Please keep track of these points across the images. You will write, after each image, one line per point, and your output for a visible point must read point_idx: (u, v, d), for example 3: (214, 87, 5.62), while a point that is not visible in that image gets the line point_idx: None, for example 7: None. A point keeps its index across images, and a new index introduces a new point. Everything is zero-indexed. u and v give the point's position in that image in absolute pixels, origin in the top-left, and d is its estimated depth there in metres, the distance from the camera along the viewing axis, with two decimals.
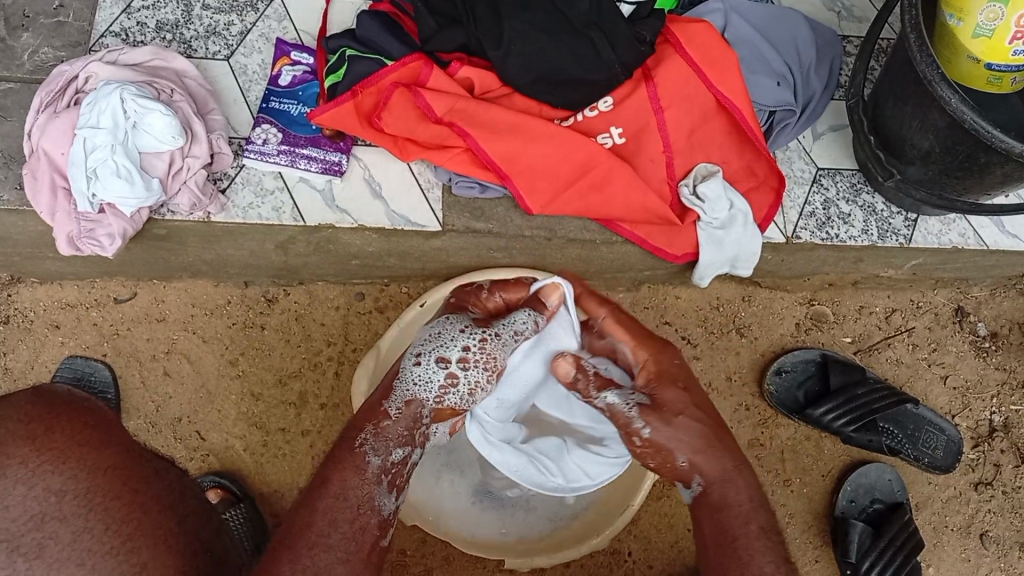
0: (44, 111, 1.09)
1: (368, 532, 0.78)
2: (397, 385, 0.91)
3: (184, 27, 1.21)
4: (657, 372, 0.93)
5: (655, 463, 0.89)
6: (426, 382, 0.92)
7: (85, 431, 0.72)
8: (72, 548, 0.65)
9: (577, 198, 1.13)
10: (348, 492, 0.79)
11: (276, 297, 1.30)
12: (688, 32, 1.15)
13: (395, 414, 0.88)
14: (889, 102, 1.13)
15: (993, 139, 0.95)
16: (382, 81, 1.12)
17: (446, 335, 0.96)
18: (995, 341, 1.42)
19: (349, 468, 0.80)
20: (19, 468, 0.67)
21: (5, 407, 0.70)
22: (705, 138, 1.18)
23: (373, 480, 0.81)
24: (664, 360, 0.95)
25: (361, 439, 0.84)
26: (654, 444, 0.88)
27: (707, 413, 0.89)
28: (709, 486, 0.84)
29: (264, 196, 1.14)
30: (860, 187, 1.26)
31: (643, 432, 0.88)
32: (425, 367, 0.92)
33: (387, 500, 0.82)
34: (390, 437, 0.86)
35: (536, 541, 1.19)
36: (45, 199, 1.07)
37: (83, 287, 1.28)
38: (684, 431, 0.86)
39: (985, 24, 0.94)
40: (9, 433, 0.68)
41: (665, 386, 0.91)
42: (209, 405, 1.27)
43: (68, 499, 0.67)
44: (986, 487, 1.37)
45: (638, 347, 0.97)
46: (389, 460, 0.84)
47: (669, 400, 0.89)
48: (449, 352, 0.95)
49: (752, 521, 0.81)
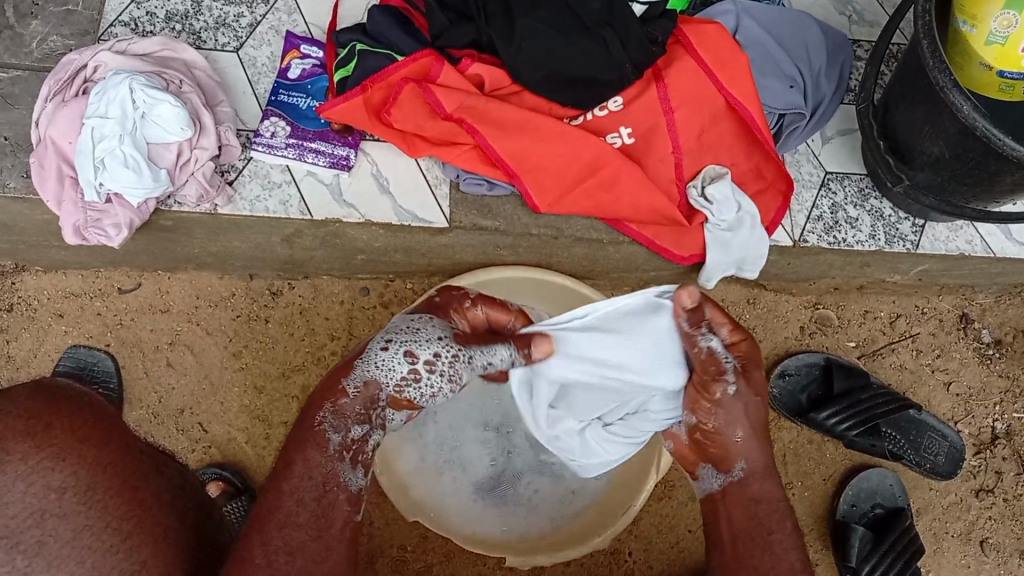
0: (52, 99, 1.09)
1: (337, 510, 0.84)
2: (359, 364, 0.90)
3: (193, 18, 1.20)
4: (749, 361, 0.96)
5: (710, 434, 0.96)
6: (389, 371, 0.90)
7: (85, 427, 0.71)
8: (71, 546, 0.65)
9: (585, 197, 1.13)
10: (312, 468, 0.84)
11: (281, 290, 1.30)
12: (700, 33, 1.15)
13: (353, 393, 0.88)
14: (900, 107, 1.12)
15: (1004, 147, 0.94)
16: (392, 76, 1.11)
17: (423, 334, 0.92)
18: (999, 349, 1.41)
19: (310, 445, 0.85)
20: (19, 465, 0.65)
21: (4, 402, 0.68)
22: (715, 140, 1.17)
23: (334, 456, 0.85)
24: (756, 352, 0.96)
25: (320, 416, 0.87)
26: (728, 421, 0.94)
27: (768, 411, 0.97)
28: (748, 478, 0.95)
29: (271, 189, 1.14)
30: (868, 191, 1.26)
31: (726, 400, 0.94)
32: (392, 355, 0.90)
33: (352, 474, 0.87)
34: (350, 417, 0.88)
35: (537, 540, 1.19)
36: (52, 186, 1.06)
37: (87, 276, 1.27)
38: (756, 420, 0.95)
39: (998, 31, 0.94)
40: (9, 429, 0.66)
41: (751, 372, 0.95)
42: (212, 397, 1.27)
43: (68, 496, 0.66)
44: (987, 494, 1.37)
45: (739, 330, 0.95)
46: (348, 436, 0.87)
47: (755, 382, 0.95)
48: (419, 350, 0.91)
49: (786, 518, 0.93)
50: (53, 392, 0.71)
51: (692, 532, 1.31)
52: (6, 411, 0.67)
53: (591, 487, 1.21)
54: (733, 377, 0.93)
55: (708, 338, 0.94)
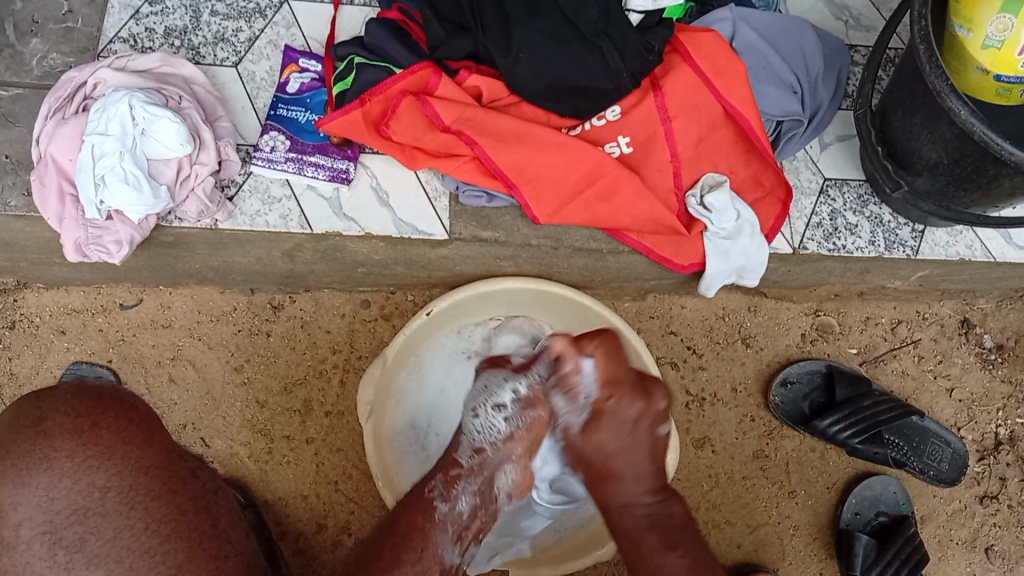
0: (52, 117, 1.09)
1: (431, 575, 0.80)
2: (463, 439, 0.93)
3: (192, 33, 1.21)
4: (604, 411, 0.91)
5: (585, 463, 0.94)
6: (488, 431, 0.92)
7: (131, 427, 0.71)
8: (112, 545, 0.65)
9: (584, 207, 1.13)
10: (415, 530, 0.83)
11: (282, 304, 1.30)
12: (696, 42, 1.16)
13: (469, 465, 0.91)
14: (897, 113, 1.13)
15: (1002, 151, 0.94)
16: (390, 89, 1.12)
17: (491, 382, 0.97)
18: (1001, 354, 1.41)
19: (417, 512, 0.85)
20: (66, 462, 0.67)
21: (53, 400, 0.70)
22: (713, 149, 1.18)
23: (439, 521, 0.85)
24: (621, 393, 0.91)
25: (430, 484, 0.89)
26: (593, 451, 0.92)
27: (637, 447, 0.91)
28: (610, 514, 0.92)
29: (271, 203, 1.14)
30: (867, 198, 1.26)
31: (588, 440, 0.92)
32: (483, 417, 0.93)
33: (450, 550, 0.85)
34: (461, 487, 0.89)
35: (540, 554, 1.19)
36: (53, 204, 1.07)
37: (89, 293, 1.28)
38: (631, 450, 0.91)
39: (994, 36, 0.94)
40: (57, 426, 0.68)
41: (605, 419, 0.91)
42: (214, 412, 1.27)
43: (112, 495, 0.67)
44: (991, 500, 1.37)
45: (607, 383, 0.92)
46: (456, 509, 0.88)
47: (605, 424, 0.91)
48: (501, 397, 0.94)
49: (642, 546, 0.88)
50: (96, 390, 0.72)
51: None
52: (55, 409, 0.69)
53: None
54: (586, 420, 0.93)
55: (574, 387, 0.93)
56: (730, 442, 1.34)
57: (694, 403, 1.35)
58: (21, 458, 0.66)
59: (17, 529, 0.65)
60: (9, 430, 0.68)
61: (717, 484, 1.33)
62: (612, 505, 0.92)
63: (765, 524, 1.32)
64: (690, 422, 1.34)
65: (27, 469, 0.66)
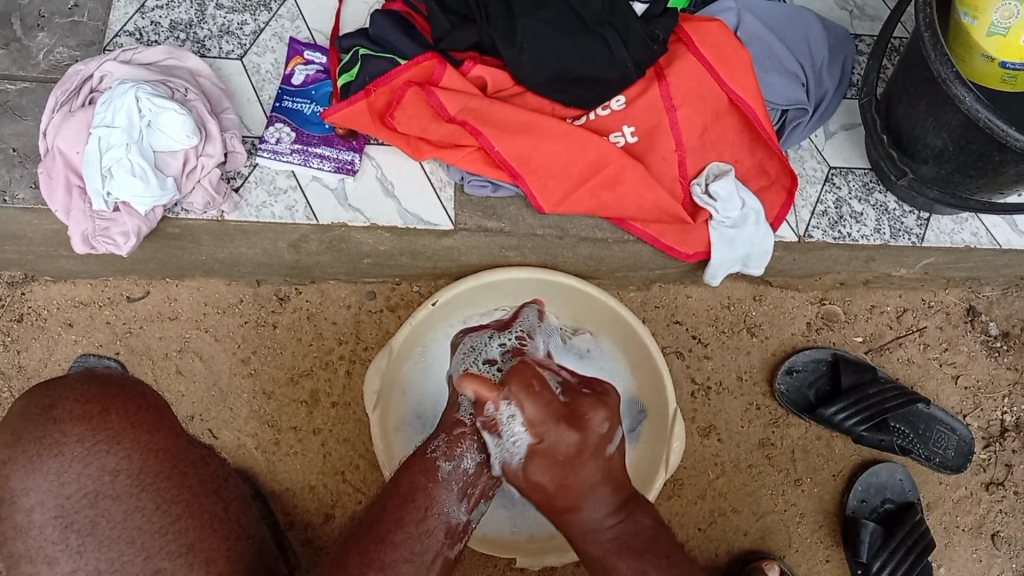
0: (59, 109, 1.10)
1: (434, 535, 0.75)
2: (460, 396, 0.94)
3: (197, 26, 1.21)
4: (534, 450, 0.80)
5: (536, 497, 0.85)
6: (482, 383, 0.96)
7: (139, 413, 0.72)
8: (123, 526, 0.66)
9: (589, 196, 1.13)
10: (417, 490, 0.77)
11: (288, 296, 1.31)
12: (701, 31, 1.16)
13: (471, 421, 0.87)
14: (903, 101, 1.12)
15: (1007, 138, 0.94)
16: (394, 80, 1.12)
17: (479, 345, 1.01)
18: (1006, 341, 1.41)
19: (420, 469, 0.80)
20: (76, 447, 0.68)
21: (61, 389, 0.70)
22: (718, 138, 1.17)
23: (444, 479, 0.80)
24: (552, 424, 0.79)
25: (433, 444, 0.84)
26: (532, 487, 0.83)
27: (582, 478, 0.81)
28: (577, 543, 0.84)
29: (277, 195, 1.15)
30: (872, 186, 1.26)
31: (531, 473, 0.82)
32: (478, 372, 0.97)
33: (456, 507, 0.79)
34: (465, 445, 0.85)
35: (548, 541, 1.19)
36: (61, 197, 1.08)
37: (96, 285, 1.28)
38: (582, 481, 0.81)
39: (999, 23, 0.94)
40: (66, 412, 0.69)
41: (539, 454, 0.80)
42: (221, 403, 1.27)
43: (122, 479, 0.68)
44: (998, 487, 1.37)
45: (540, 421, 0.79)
46: (461, 467, 0.83)
47: (540, 462, 0.80)
48: (491, 353, 0.99)
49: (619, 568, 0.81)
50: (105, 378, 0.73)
51: (702, 530, 1.31)
52: (64, 397, 0.70)
53: None
54: (523, 457, 0.81)
55: (498, 428, 0.80)
56: (737, 430, 1.35)
57: (700, 393, 1.35)
58: (33, 445, 0.67)
59: (29, 513, 0.65)
60: (21, 416, 0.69)
61: (723, 472, 1.33)
62: (574, 532, 0.83)
63: (770, 511, 1.33)
64: (696, 411, 1.35)
65: (39, 454, 0.67)
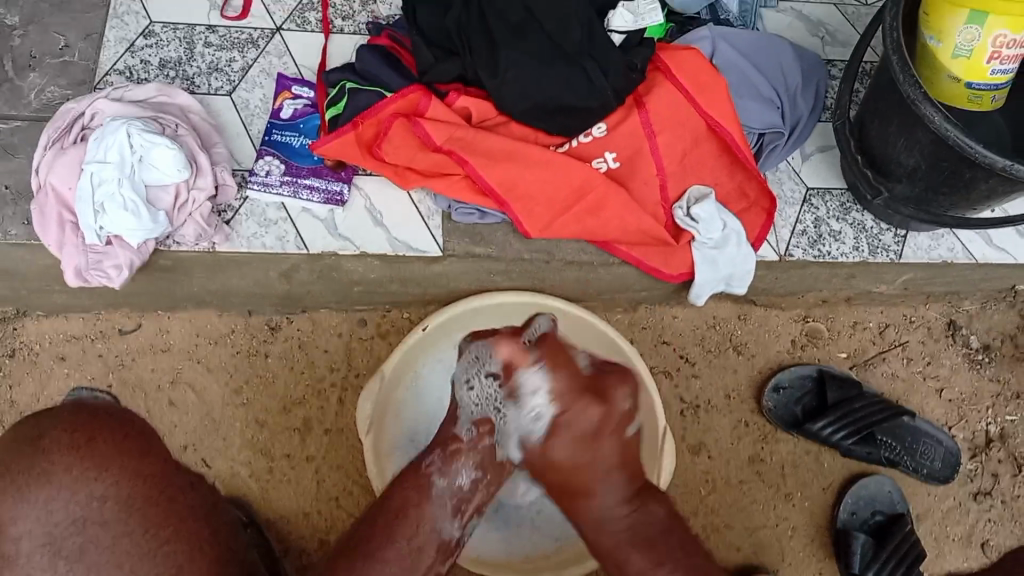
0: (51, 147, 1.12)
1: (422, 552, 0.88)
2: (461, 411, 0.97)
3: (187, 64, 1.24)
4: (556, 425, 0.91)
5: (554, 482, 0.94)
6: (484, 402, 0.95)
7: (128, 441, 0.72)
8: (111, 550, 0.66)
9: (575, 222, 1.15)
10: (410, 507, 0.90)
11: (280, 325, 1.32)
12: (677, 59, 1.19)
13: (467, 436, 0.95)
14: (876, 121, 1.16)
15: (976, 155, 0.98)
16: (382, 112, 1.15)
17: (483, 352, 0.96)
18: (988, 353, 1.44)
19: (414, 485, 0.92)
20: (63, 476, 0.67)
21: (50, 420, 0.71)
22: (698, 162, 1.21)
23: (437, 497, 0.92)
24: (575, 402, 0.90)
25: (428, 459, 0.95)
26: (554, 469, 0.92)
27: (597, 462, 0.91)
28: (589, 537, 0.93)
29: (268, 226, 1.17)
30: (850, 205, 1.29)
31: (551, 454, 0.92)
32: (479, 389, 0.95)
33: (449, 524, 0.92)
34: (461, 461, 0.95)
35: (542, 561, 1.20)
36: (53, 231, 1.09)
37: (88, 319, 1.29)
38: (597, 461, 0.91)
39: (963, 45, 0.98)
40: (54, 442, 0.69)
41: (562, 433, 0.91)
42: (214, 433, 1.28)
43: (109, 505, 0.68)
44: (985, 497, 1.39)
45: (556, 397, 0.91)
46: (456, 483, 0.94)
47: (566, 440, 0.91)
48: (495, 365, 0.94)
49: (634, 560, 0.89)
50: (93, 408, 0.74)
51: None
52: (50, 427, 0.70)
53: None
54: (544, 433, 0.91)
55: (518, 397, 0.92)
56: (725, 449, 1.36)
57: (688, 411, 1.37)
58: (21, 474, 0.66)
59: (17, 542, 0.65)
60: (10, 449, 0.68)
61: (714, 490, 1.34)
62: (587, 521, 0.93)
63: (762, 527, 1.34)
64: (685, 431, 1.36)
65: (28, 483, 0.66)
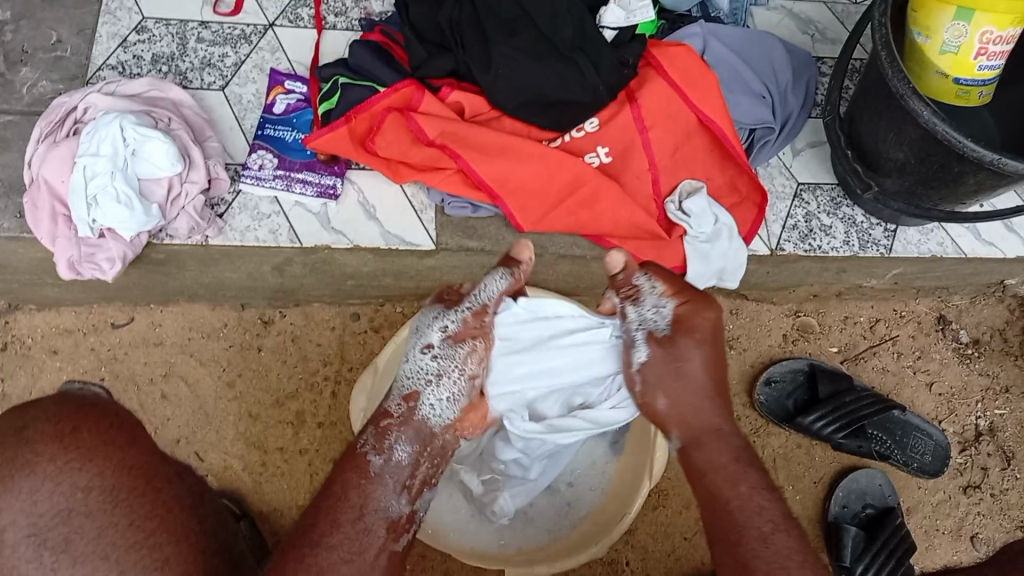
0: (44, 141, 1.12)
1: (370, 533, 0.78)
2: (393, 386, 0.93)
3: (179, 59, 1.24)
4: (680, 322, 0.87)
5: (669, 391, 0.86)
6: (418, 373, 0.93)
7: (112, 431, 0.71)
8: (96, 543, 0.66)
9: (567, 216, 1.16)
10: (350, 490, 0.80)
11: (272, 319, 1.32)
12: (668, 55, 1.20)
13: (396, 412, 0.91)
14: (865, 117, 1.17)
15: (965, 148, 0.99)
16: (374, 106, 1.15)
17: (422, 324, 0.95)
18: (977, 348, 1.45)
19: (351, 468, 0.83)
20: (47, 465, 0.66)
21: (36, 408, 0.70)
22: (690, 156, 1.21)
23: (375, 474, 0.84)
24: (693, 301, 0.88)
25: (361, 440, 0.87)
26: (670, 372, 0.86)
27: (714, 354, 0.87)
28: (693, 445, 0.84)
29: (261, 220, 1.17)
30: (840, 200, 1.30)
31: (673, 354, 0.86)
32: (415, 361, 0.93)
33: (396, 501, 0.84)
34: (393, 437, 0.88)
35: (535, 551, 1.19)
36: (46, 225, 1.09)
37: (80, 312, 1.29)
38: (708, 365, 0.87)
39: (951, 42, 0.98)
40: (41, 433, 0.68)
41: (682, 331, 0.86)
42: (207, 426, 1.28)
43: (95, 495, 0.67)
44: (974, 490, 1.40)
45: (671, 294, 0.88)
46: (394, 458, 0.87)
47: (687, 340, 0.86)
48: (430, 337, 0.93)
49: (741, 482, 0.79)
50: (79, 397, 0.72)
51: (688, 540, 1.32)
52: (37, 419, 0.69)
53: (586, 499, 1.24)
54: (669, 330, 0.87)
55: (639, 298, 0.88)
56: None
57: None
58: (4, 465, 0.65)
59: (2, 533, 0.64)
60: None
61: None
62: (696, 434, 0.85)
63: None
64: None
65: (11, 474, 0.65)
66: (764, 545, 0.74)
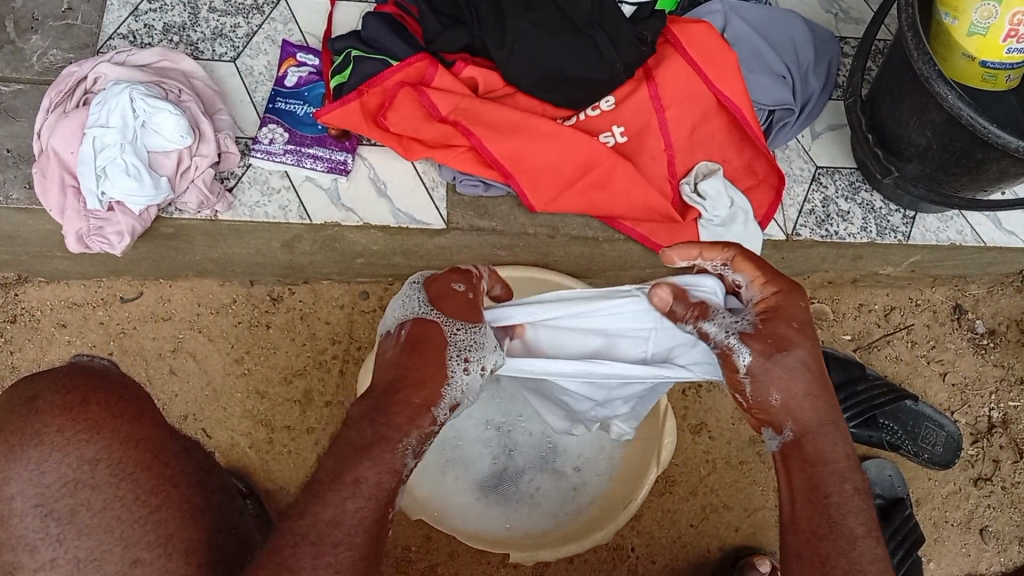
0: (53, 111, 1.11)
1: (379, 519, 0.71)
2: (448, 391, 0.78)
3: (191, 29, 1.23)
4: (777, 311, 0.80)
5: (783, 387, 0.78)
6: (471, 391, 0.81)
7: (121, 404, 0.71)
8: (101, 515, 0.66)
9: (580, 195, 1.15)
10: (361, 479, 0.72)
11: (281, 296, 1.31)
12: (689, 33, 1.17)
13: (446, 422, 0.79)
14: (887, 100, 1.14)
15: (989, 135, 0.96)
16: (387, 81, 1.13)
17: (488, 344, 0.83)
18: (993, 339, 1.43)
19: (382, 467, 0.73)
20: (55, 437, 0.67)
21: (46, 378, 0.70)
22: (706, 137, 1.19)
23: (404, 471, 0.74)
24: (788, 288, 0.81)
25: (406, 441, 0.75)
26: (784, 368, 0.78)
27: (817, 346, 0.80)
28: (805, 436, 0.79)
29: (271, 195, 1.16)
30: (858, 185, 1.28)
31: (777, 347, 0.78)
32: (474, 376, 0.80)
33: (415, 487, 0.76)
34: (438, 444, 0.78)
35: (541, 536, 1.20)
36: (54, 195, 1.08)
37: (90, 286, 1.29)
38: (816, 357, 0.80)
39: (979, 23, 0.96)
40: (48, 404, 0.68)
41: (780, 321, 0.79)
42: (215, 403, 1.27)
43: (101, 468, 0.67)
44: (986, 482, 1.38)
45: (765, 282, 0.81)
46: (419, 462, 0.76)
47: (789, 330, 0.79)
48: (491, 363, 0.83)
49: (847, 480, 0.77)
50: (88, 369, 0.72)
51: (694, 526, 1.32)
52: (46, 389, 0.68)
53: (594, 484, 1.22)
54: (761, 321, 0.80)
55: (711, 308, 0.83)
56: (727, 428, 1.36)
57: (690, 390, 1.36)
58: (14, 434, 0.66)
59: (10, 501, 0.65)
60: (5, 407, 0.68)
61: (714, 469, 1.34)
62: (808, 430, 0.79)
63: (760, 508, 1.34)
64: (687, 409, 1.35)
65: (21, 444, 0.66)
66: (852, 546, 0.74)
